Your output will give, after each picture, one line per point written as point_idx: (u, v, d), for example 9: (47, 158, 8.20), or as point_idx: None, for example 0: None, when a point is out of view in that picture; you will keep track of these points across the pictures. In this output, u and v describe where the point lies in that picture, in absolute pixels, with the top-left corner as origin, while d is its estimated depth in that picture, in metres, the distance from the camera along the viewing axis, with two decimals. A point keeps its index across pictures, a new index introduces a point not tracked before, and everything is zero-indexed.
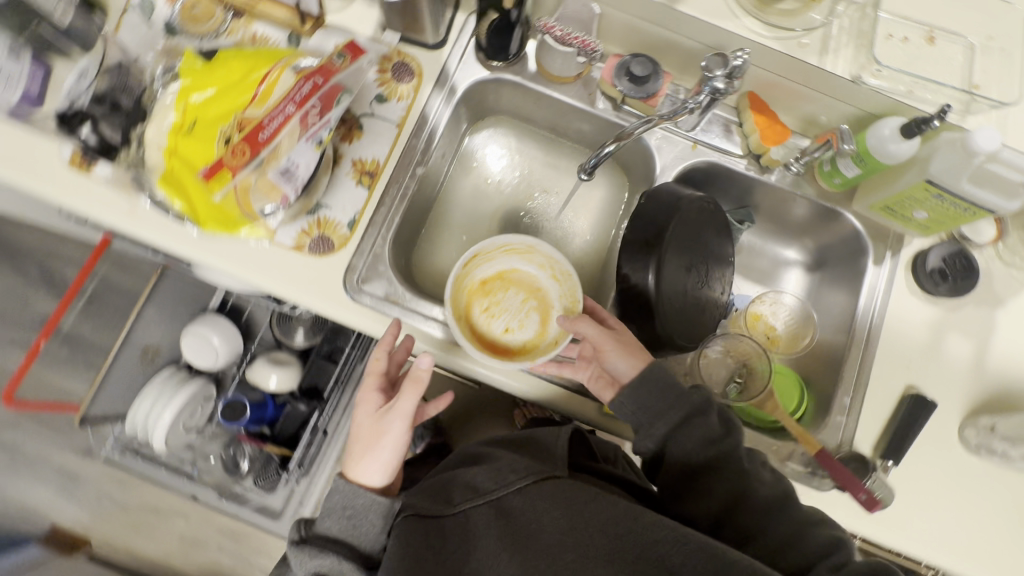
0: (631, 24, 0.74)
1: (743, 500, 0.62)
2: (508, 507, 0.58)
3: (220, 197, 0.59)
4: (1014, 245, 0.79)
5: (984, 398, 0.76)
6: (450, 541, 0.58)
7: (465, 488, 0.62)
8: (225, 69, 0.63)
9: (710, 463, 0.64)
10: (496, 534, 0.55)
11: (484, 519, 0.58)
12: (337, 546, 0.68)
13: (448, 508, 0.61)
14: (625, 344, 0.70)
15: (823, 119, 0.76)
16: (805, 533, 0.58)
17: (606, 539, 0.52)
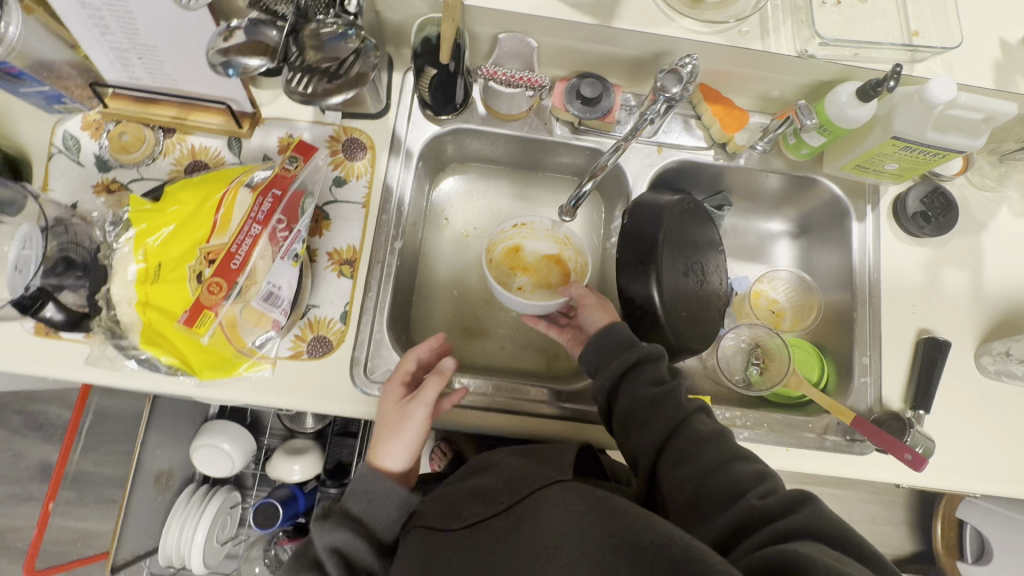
0: (570, 47, 0.73)
1: (749, 490, 0.52)
2: (509, 521, 0.53)
3: (207, 338, 0.57)
4: (980, 168, 0.82)
5: (989, 322, 0.78)
6: (450, 560, 0.53)
7: (472, 497, 0.58)
8: (177, 203, 0.60)
9: (713, 465, 0.55)
10: (495, 558, 0.50)
11: (490, 535, 0.53)
12: (352, 525, 0.60)
13: (451, 524, 0.56)
14: (603, 309, 0.72)
15: (777, 94, 0.78)
16: (731, 481, 0.53)
17: (603, 551, 0.46)
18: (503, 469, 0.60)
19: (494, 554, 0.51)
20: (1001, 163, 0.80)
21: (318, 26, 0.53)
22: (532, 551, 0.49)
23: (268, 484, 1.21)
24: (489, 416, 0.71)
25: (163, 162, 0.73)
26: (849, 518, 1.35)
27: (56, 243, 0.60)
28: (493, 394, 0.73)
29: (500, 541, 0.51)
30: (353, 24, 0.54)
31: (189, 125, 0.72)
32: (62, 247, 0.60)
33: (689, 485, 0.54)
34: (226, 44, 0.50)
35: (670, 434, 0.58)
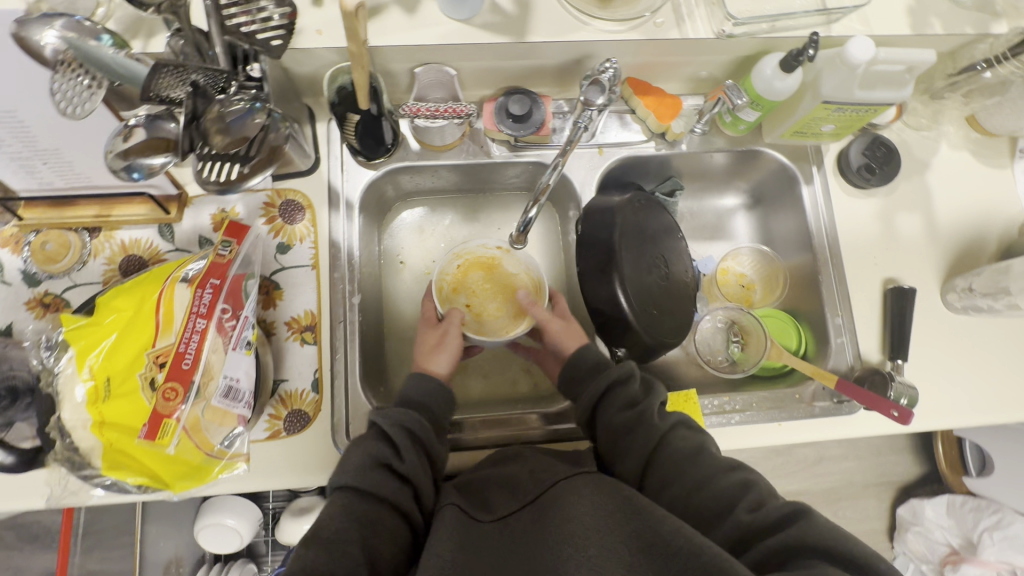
0: (491, 67, 0.72)
1: (739, 500, 0.53)
2: (542, 507, 0.51)
3: (174, 447, 0.54)
4: (914, 110, 0.83)
5: (948, 258, 0.79)
6: (484, 545, 0.50)
7: (501, 493, 0.56)
8: (112, 312, 0.56)
9: (696, 482, 0.55)
10: (529, 543, 0.48)
11: (519, 527, 0.51)
12: (415, 411, 0.63)
13: (483, 514, 0.54)
14: (571, 333, 0.72)
15: (705, 75, 0.77)
16: (716, 488, 0.55)
17: (631, 549, 0.44)
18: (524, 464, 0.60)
19: (528, 539, 0.48)
20: (931, 100, 0.82)
21: (222, 107, 0.52)
22: (565, 532, 0.46)
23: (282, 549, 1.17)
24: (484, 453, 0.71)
25: (94, 264, 0.69)
26: (855, 456, 1.39)
27: None
28: (482, 432, 0.71)
29: (531, 530, 0.49)
30: (258, 98, 0.54)
31: (114, 221, 0.68)
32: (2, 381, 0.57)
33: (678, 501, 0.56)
34: (126, 144, 0.49)
35: (652, 452, 0.59)
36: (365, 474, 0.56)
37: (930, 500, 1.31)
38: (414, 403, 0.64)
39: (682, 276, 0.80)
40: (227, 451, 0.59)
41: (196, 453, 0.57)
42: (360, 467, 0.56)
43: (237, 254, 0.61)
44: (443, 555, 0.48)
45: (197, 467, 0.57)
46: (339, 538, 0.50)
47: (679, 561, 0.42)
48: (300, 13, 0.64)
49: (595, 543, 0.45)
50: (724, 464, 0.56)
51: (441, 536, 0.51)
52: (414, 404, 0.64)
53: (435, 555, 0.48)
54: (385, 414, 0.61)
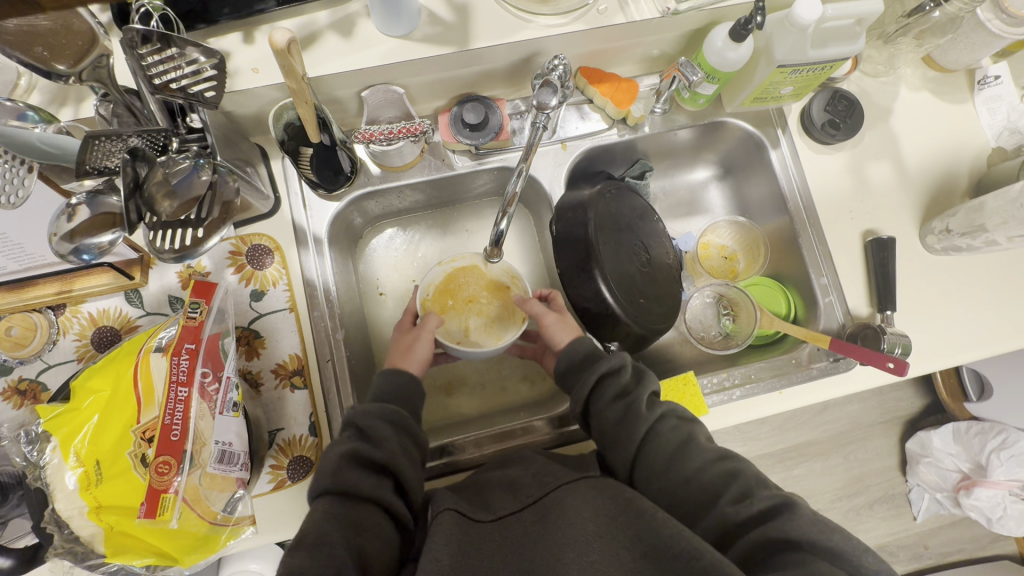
0: (438, 78, 0.70)
1: (725, 495, 0.53)
2: (545, 510, 0.51)
3: (177, 521, 0.53)
4: (868, 58, 0.81)
5: (922, 201, 0.79)
6: (483, 546, 0.49)
7: (503, 493, 0.55)
8: (90, 394, 0.55)
9: (681, 479, 0.56)
10: (531, 547, 0.47)
11: (520, 530, 0.50)
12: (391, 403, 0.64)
13: (482, 514, 0.52)
14: (566, 326, 0.72)
15: (658, 53, 0.76)
16: (713, 477, 0.55)
17: (633, 555, 0.44)
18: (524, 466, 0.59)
19: (532, 543, 0.48)
20: (886, 45, 0.80)
21: (166, 169, 0.50)
22: (566, 538, 0.46)
23: None
24: None
25: (65, 341, 0.67)
26: (859, 398, 1.41)
27: None
28: (488, 448, 0.71)
29: (534, 535, 0.49)
30: (201, 154, 0.53)
31: (77, 295, 0.66)
32: None
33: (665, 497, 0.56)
34: (71, 224, 0.46)
35: (638, 452, 0.59)
36: (347, 470, 0.55)
37: (936, 430, 1.34)
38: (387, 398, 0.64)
39: (664, 260, 0.80)
40: (230, 516, 0.60)
41: (200, 522, 0.56)
42: (339, 463, 0.55)
43: (209, 313, 0.59)
44: (442, 558, 0.46)
45: (205, 536, 0.58)
46: (321, 538, 0.49)
47: (678, 565, 0.42)
48: (232, 54, 0.62)
49: (596, 549, 0.45)
50: (711, 456, 0.56)
51: (438, 540, 0.49)
52: (390, 396, 0.65)
53: (434, 558, 0.46)
54: (359, 409, 0.61)
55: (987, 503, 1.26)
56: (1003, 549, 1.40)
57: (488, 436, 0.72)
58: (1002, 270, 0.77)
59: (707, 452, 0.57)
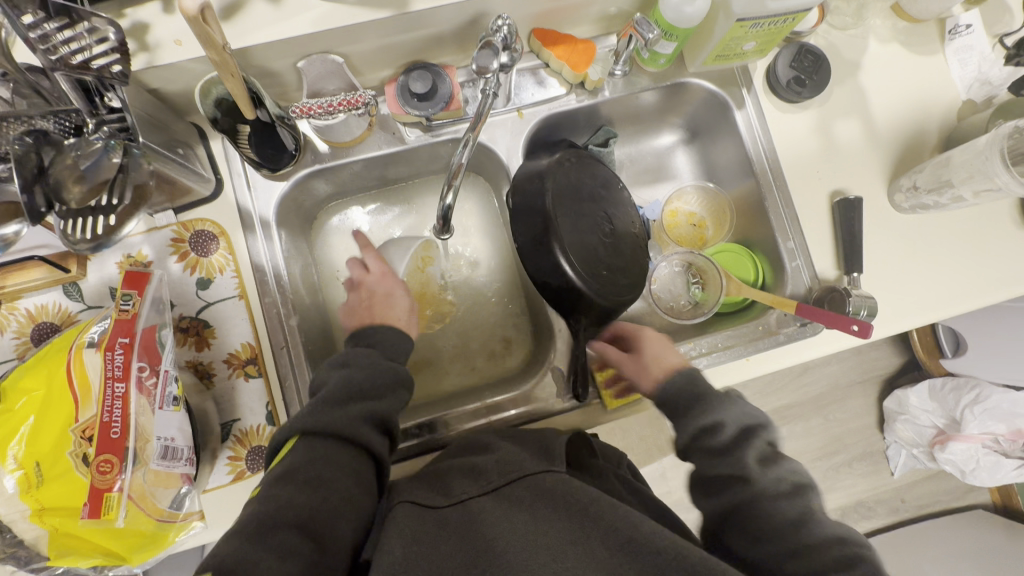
0: (382, 45, 0.66)
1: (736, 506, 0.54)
2: (513, 502, 0.49)
3: (124, 520, 0.51)
4: (837, 10, 0.77)
5: (891, 158, 0.77)
6: (441, 532, 0.47)
7: (464, 477, 0.53)
8: (24, 395, 0.52)
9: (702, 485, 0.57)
10: (498, 533, 0.45)
11: (480, 513, 0.48)
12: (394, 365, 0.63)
13: (441, 499, 0.51)
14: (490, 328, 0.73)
15: (615, 11, 0.72)
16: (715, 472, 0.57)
17: (612, 554, 0.42)
18: (484, 450, 0.58)
19: (495, 527, 0.46)
20: None
21: (76, 152, 0.47)
22: (538, 537, 0.44)
23: None
24: None
25: (3, 340, 0.64)
26: (838, 358, 1.42)
27: None
28: (453, 429, 0.69)
29: (496, 521, 0.47)
30: (114, 135, 0.49)
31: (12, 291, 0.63)
32: None
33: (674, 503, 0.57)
34: None
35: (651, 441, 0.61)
36: (348, 421, 0.54)
37: (913, 388, 1.35)
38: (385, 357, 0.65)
39: (628, 230, 0.77)
40: (178, 511, 0.57)
41: (147, 521, 0.54)
42: (351, 416, 0.55)
43: (143, 305, 0.56)
44: (395, 549, 0.45)
45: (153, 534, 0.55)
46: (314, 479, 0.50)
47: (663, 561, 0.40)
48: (151, 25, 0.57)
49: (568, 548, 0.43)
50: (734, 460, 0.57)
51: (392, 531, 0.48)
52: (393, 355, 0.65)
53: (387, 552, 0.45)
54: (353, 371, 0.59)
55: (961, 456, 1.29)
56: (977, 499, 1.43)
57: (452, 417, 0.70)
58: (971, 225, 0.76)
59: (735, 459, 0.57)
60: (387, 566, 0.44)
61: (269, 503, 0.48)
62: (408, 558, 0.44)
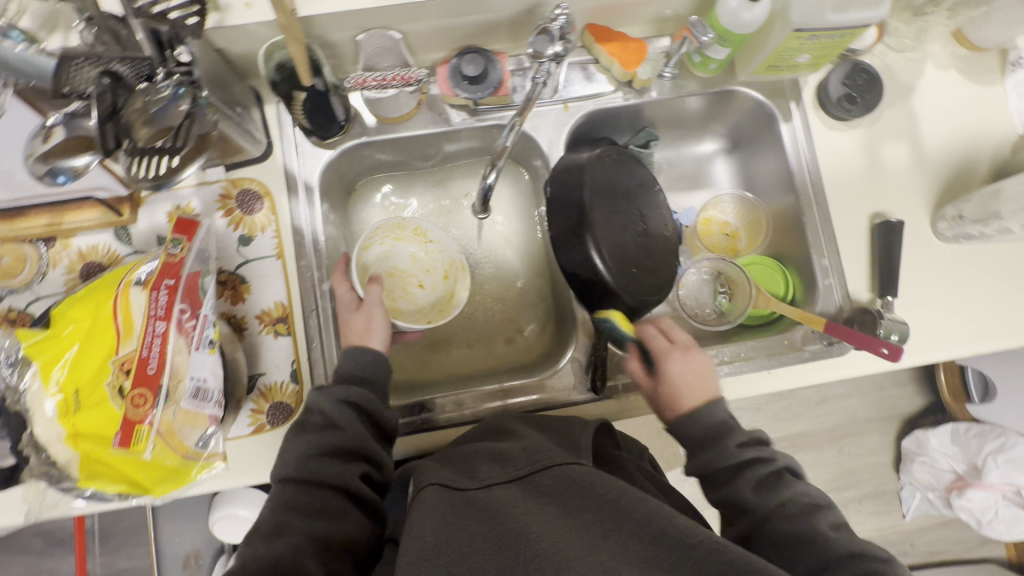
0: (440, 26, 0.68)
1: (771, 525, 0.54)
2: (544, 488, 0.49)
3: (150, 452, 0.54)
4: (895, 30, 0.77)
5: (938, 185, 0.76)
6: (467, 517, 0.47)
7: (491, 462, 0.54)
8: (72, 324, 0.55)
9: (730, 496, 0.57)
10: (527, 515, 0.46)
11: (507, 495, 0.49)
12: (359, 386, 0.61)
13: (469, 483, 0.52)
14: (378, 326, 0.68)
15: (670, 13, 0.73)
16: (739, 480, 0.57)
17: (642, 544, 0.41)
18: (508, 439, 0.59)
19: (526, 510, 0.46)
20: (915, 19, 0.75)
21: (145, 97, 0.49)
22: (567, 525, 0.44)
23: None
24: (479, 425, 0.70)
25: (54, 275, 0.67)
26: (858, 392, 1.39)
27: None
28: (468, 408, 0.70)
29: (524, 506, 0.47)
30: (183, 83, 0.51)
31: (67, 229, 0.67)
32: None
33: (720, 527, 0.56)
34: (46, 146, 0.47)
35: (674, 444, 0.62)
36: (312, 462, 0.55)
37: (935, 430, 1.31)
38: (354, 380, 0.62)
39: (660, 231, 0.78)
40: (202, 452, 0.58)
41: (173, 456, 0.56)
42: (305, 455, 0.55)
43: (191, 251, 0.59)
44: (425, 535, 0.45)
45: (176, 470, 0.57)
46: (274, 531, 0.50)
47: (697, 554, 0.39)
48: None
49: (593, 534, 0.43)
50: (764, 475, 0.58)
51: (421, 515, 0.48)
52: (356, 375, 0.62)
53: (417, 535, 0.45)
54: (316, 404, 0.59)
55: (979, 504, 1.24)
56: (992, 553, 1.38)
57: (468, 396, 0.71)
58: (1015, 262, 0.74)
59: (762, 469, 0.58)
60: (414, 553, 0.44)
61: (241, 563, 0.48)
62: (437, 542, 0.44)
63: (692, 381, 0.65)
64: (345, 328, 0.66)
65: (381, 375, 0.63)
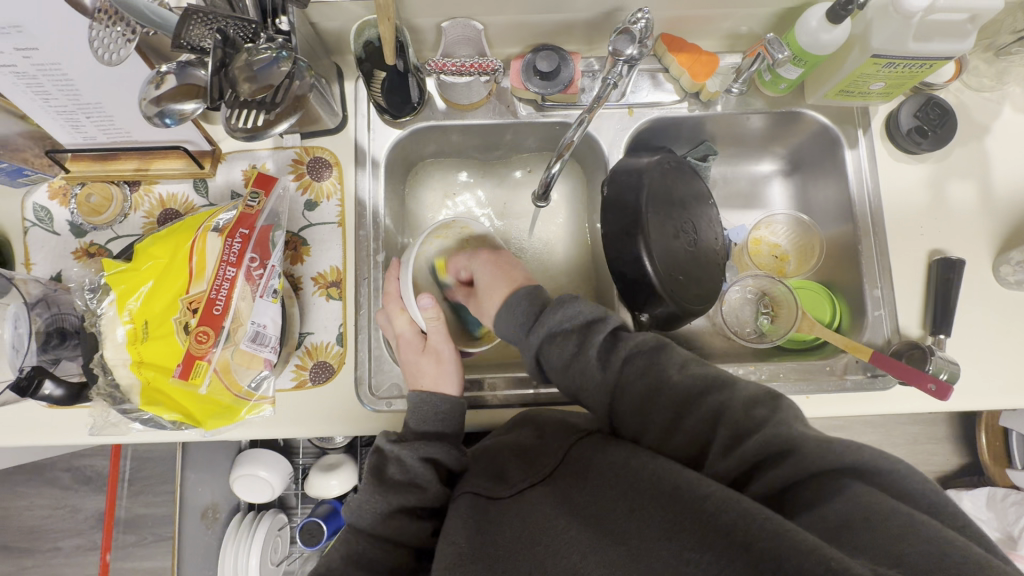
0: (518, 22, 0.70)
1: (695, 408, 0.50)
2: (570, 483, 0.50)
3: (206, 387, 0.57)
4: (975, 69, 0.76)
5: (1005, 229, 0.74)
6: (501, 521, 0.48)
7: (519, 463, 0.55)
8: (151, 259, 0.59)
9: (651, 390, 0.53)
10: (560, 515, 0.46)
11: (539, 496, 0.49)
12: (437, 440, 0.59)
13: (503, 490, 0.52)
14: (432, 368, 0.64)
15: (745, 30, 0.74)
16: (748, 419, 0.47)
17: (659, 504, 0.43)
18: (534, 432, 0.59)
19: (557, 508, 0.47)
20: (998, 59, 0.73)
21: (249, 55, 0.51)
22: (593, 514, 0.45)
23: (312, 501, 1.19)
24: (507, 411, 0.70)
25: (135, 217, 0.72)
26: (890, 443, 1.31)
27: (43, 319, 0.62)
28: (502, 391, 0.71)
29: (554, 505, 0.47)
30: (283, 47, 0.53)
31: (153, 175, 0.71)
32: (51, 321, 0.62)
33: (651, 435, 0.53)
34: (159, 91, 0.51)
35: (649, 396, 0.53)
36: (383, 517, 0.54)
37: (969, 491, 1.24)
38: (435, 434, 0.60)
39: (710, 244, 0.78)
40: (253, 393, 0.62)
41: (227, 394, 0.60)
42: (380, 510, 0.54)
43: (265, 206, 0.63)
44: (459, 541, 0.47)
45: (227, 407, 0.60)
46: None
47: (702, 505, 0.40)
48: None
49: (620, 511, 0.44)
50: (642, 354, 0.55)
51: (456, 523, 0.50)
52: (431, 422, 0.60)
53: (452, 541, 0.47)
54: (392, 462, 0.57)
55: None
56: None
57: (501, 381, 0.72)
58: None
59: (644, 344, 0.56)
60: (449, 558, 0.46)
61: None
62: (473, 548, 0.46)
63: (496, 282, 0.68)
64: (416, 371, 0.65)
65: (444, 416, 0.60)
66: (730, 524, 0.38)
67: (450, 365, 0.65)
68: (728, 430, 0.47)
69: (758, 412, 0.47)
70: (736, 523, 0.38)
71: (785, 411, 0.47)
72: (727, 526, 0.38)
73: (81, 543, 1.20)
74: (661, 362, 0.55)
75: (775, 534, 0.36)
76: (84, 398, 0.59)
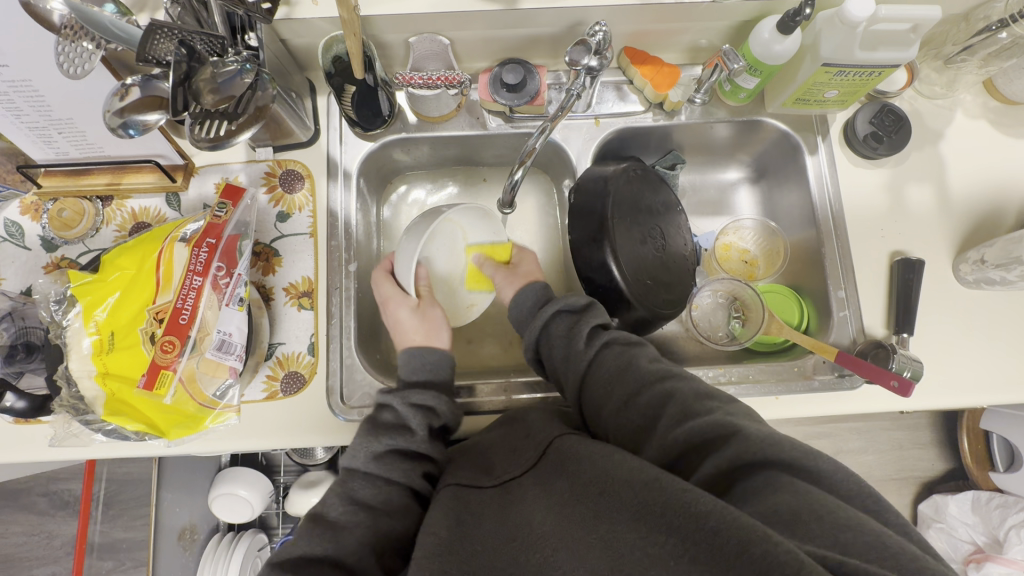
0: (485, 36, 0.73)
1: (651, 389, 0.53)
2: (552, 471, 0.46)
3: (171, 397, 0.57)
4: (926, 78, 0.79)
5: (960, 229, 0.76)
6: (483, 511, 0.46)
7: (506, 457, 0.52)
8: (118, 271, 0.59)
9: (618, 370, 0.57)
10: (541, 510, 0.43)
11: (519, 492, 0.47)
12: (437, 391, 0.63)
13: (485, 479, 0.50)
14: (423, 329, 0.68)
15: (705, 43, 0.77)
16: (703, 410, 0.48)
17: (632, 491, 0.39)
18: (523, 430, 0.56)
19: (530, 511, 0.43)
20: (946, 67, 0.76)
21: (214, 68, 0.53)
22: (566, 507, 0.41)
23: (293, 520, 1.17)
24: (480, 418, 0.70)
25: (106, 231, 0.73)
26: (875, 449, 1.31)
27: (9, 333, 0.62)
28: (474, 399, 0.71)
29: (532, 504, 0.44)
30: (248, 61, 0.55)
31: (125, 189, 0.71)
32: (18, 335, 0.63)
33: (608, 405, 0.56)
34: (122, 103, 0.52)
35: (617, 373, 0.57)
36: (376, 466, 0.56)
37: (954, 496, 1.23)
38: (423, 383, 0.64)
39: (680, 249, 0.79)
40: (218, 402, 0.61)
41: (191, 403, 0.59)
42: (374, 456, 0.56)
43: (232, 216, 0.64)
44: (440, 531, 0.45)
45: (191, 416, 0.60)
46: None
47: (677, 495, 0.37)
48: None
49: (585, 500, 0.41)
50: (618, 343, 0.60)
51: (437, 514, 0.47)
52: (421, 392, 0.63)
53: (432, 531, 0.45)
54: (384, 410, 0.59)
55: None
56: None
57: (473, 388, 0.72)
58: None
59: (622, 338, 0.61)
60: (428, 547, 0.43)
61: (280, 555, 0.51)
62: (452, 539, 0.44)
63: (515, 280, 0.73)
64: (400, 322, 0.68)
65: (430, 366, 0.66)
66: (704, 516, 0.35)
67: (437, 326, 0.69)
68: (676, 410, 0.49)
69: (712, 403, 0.49)
70: (708, 514, 0.35)
71: (736, 407, 0.49)
72: (684, 506, 0.36)
73: (56, 570, 1.16)
74: (635, 350, 0.59)
75: (743, 524, 0.33)
76: (49, 409, 0.59)
